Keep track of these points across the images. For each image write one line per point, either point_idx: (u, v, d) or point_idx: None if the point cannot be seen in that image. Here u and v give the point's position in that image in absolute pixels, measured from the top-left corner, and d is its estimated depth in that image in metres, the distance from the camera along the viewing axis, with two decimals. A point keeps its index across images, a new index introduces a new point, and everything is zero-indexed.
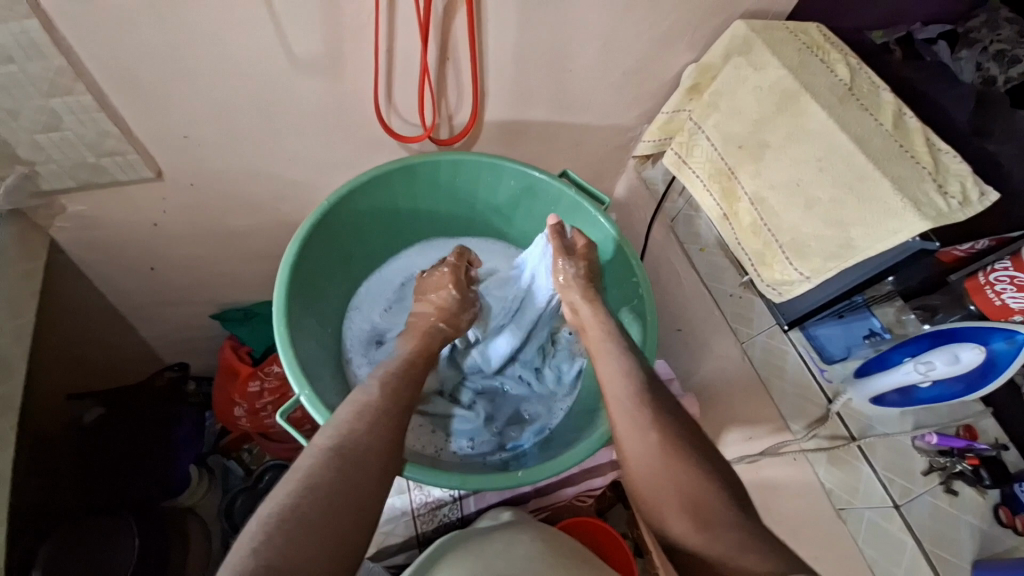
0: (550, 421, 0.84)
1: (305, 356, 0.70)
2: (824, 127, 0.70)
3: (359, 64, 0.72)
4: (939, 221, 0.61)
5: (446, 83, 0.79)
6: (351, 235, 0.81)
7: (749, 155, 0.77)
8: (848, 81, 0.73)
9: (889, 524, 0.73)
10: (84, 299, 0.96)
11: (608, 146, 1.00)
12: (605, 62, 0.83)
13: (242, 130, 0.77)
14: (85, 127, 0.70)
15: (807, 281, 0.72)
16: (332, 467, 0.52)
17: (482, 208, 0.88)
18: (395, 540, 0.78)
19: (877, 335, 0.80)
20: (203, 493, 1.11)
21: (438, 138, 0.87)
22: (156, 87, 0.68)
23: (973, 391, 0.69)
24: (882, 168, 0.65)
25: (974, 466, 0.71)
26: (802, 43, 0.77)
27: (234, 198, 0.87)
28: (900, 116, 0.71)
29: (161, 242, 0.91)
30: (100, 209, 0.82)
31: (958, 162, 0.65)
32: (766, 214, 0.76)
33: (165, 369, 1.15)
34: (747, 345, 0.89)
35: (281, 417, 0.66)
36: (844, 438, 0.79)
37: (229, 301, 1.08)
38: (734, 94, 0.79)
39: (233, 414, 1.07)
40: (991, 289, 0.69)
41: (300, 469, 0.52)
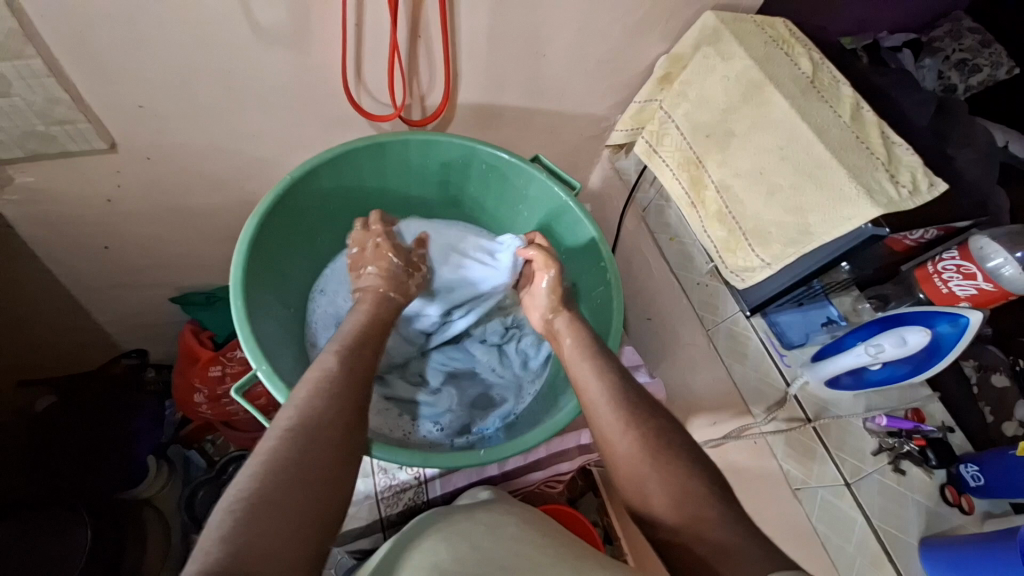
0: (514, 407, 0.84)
1: (264, 335, 0.68)
2: (786, 116, 0.72)
3: (329, 38, 0.71)
4: (890, 209, 0.64)
5: (418, 62, 0.78)
6: (317, 213, 0.79)
7: (716, 144, 0.79)
8: (810, 74, 0.75)
9: (841, 501, 0.76)
10: (34, 279, 0.91)
11: (582, 135, 1.01)
12: (579, 49, 0.84)
13: (206, 102, 0.74)
14: (34, 94, 0.66)
15: (767, 268, 0.74)
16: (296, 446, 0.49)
17: (454, 192, 0.88)
18: (358, 523, 0.78)
19: (834, 322, 0.82)
20: (161, 485, 1.09)
21: (410, 119, 0.86)
22: (112, 52, 0.65)
23: (920, 372, 0.72)
24: (839, 158, 0.68)
25: (921, 446, 0.74)
26: (769, 36, 0.79)
27: (197, 174, 0.84)
28: (858, 110, 0.73)
29: (119, 219, 0.87)
30: (51, 181, 0.78)
31: (910, 154, 0.68)
32: (730, 201, 0.78)
33: (121, 356, 1.12)
34: (711, 332, 0.91)
35: (238, 393, 0.63)
36: (801, 420, 0.81)
37: (192, 284, 1.05)
38: (703, 83, 0.81)
39: (194, 401, 1.03)
40: (938, 277, 0.73)
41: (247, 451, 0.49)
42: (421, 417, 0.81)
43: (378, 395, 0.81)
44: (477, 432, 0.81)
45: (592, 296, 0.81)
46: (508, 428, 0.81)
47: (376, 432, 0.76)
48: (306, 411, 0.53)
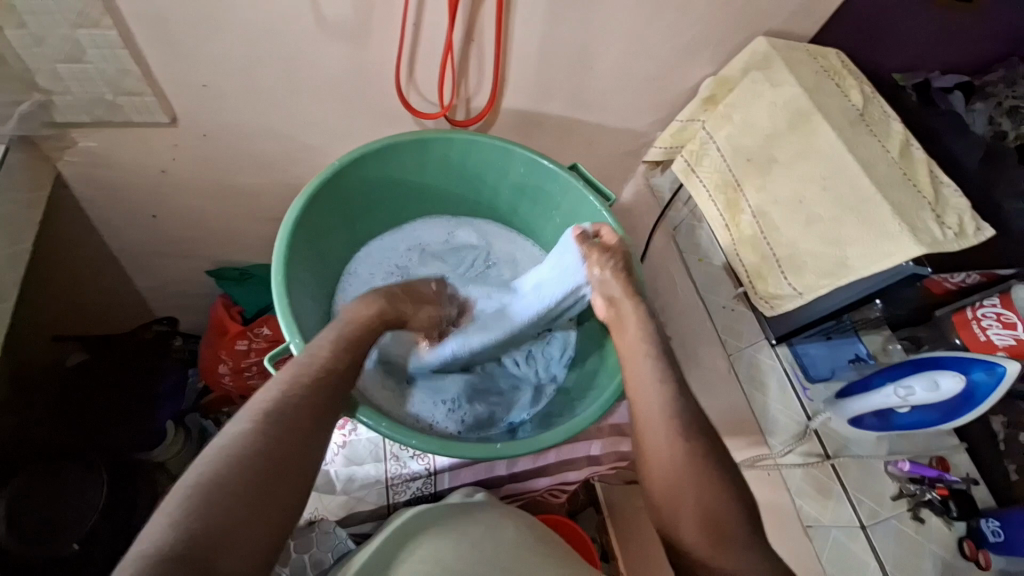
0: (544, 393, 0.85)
1: (300, 312, 0.70)
2: (832, 147, 0.71)
3: (387, 35, 0.73)
4: (934, 249, 0.62)
5: (469, 65, 0.80)
6: (358, 200, 0.81)
7: (757, 169, 0.79)
8: (860, 107, 0.75)
9: (854, 544, 0.74)
10: (83, 239, 0.96)
11: (620, 150, 1.01)
12: (627, 64, 0.85)
13: (263, 87, 0.78)
14: (107, 63, 0.70)
15: (799, 296, 0.73)
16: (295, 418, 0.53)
17: (490, 192, 0.89)
18: (366, 506, 0.79)
19: (862, 359, 0.82)
20: (178, 449, 1.10)
21: (454, 118, 0.88)
22: (183, 31, 0.69)
23: (950, 420, 0.70)
24: (884, 193, 0.67)
25: (943, 497, 0.73)
26: (820, 66, 0.78)
27: (245, 154, 0.87)
28: (907, 147, 0.72)
29: (167, 190, 0.91)
30: (111, 148, 0.82)
31: (959, 197, 0.67)
32: (766, 227, 0.77)
33: (152, 322, 1.14)
34: (734, 357, 0.89)
35: (270, 363, 0.65)
36: (819, 455, 0.79)
37: (228, 260, 1.09)
38: (748, 108, 0.81)
39: (218, 371, 1.07)
40: (977, 323, 0.71)
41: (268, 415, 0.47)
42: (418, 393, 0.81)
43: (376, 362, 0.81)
44: (508, 423, 0.82)
45: None
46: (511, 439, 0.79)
47: (363, 392, 0.75)
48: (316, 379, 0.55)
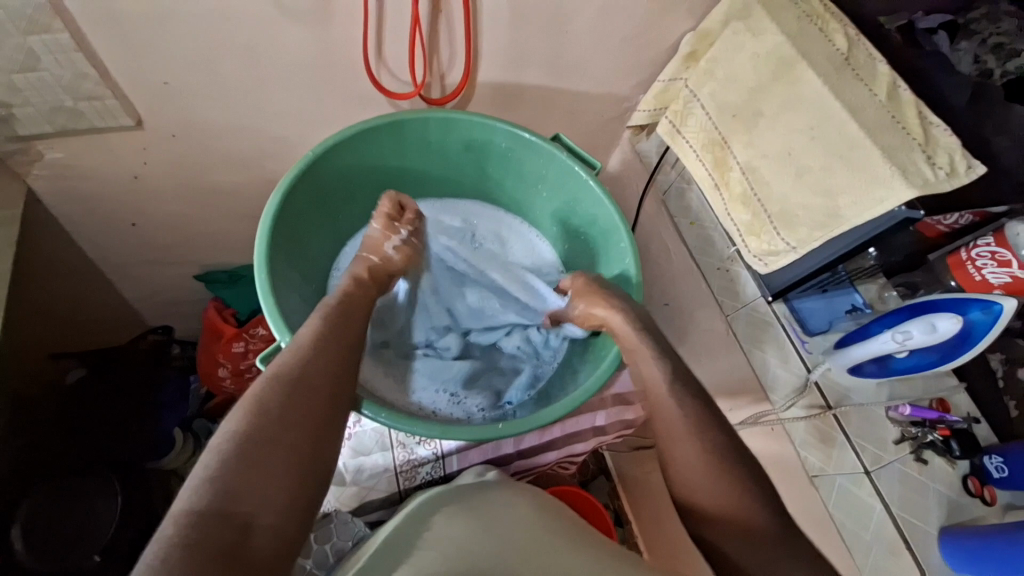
0: (541, 375, 0.85)
1: (288, 309, 0.69)
2: (818, 94, 0.69)
3: (350, 14, 0.70)
4: (925, 191, 0.61)
5: (439, 39, 0.77)
6: (337, 190, 0.79)
7: (743, 124, 0.77)
8: (845, 51, 0.73)
9: (859, 489, 0.75)
10: (64, 255, 0.94)
11: (604, 117, 0.99)
12: (602, 26, 0.82)
13: (227, 80, 0.75)
14: (62, 69, 0.67)
15: (792, 251, 0.72)
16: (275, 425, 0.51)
17: (473, 171, 0.87)
18: (377, 494, 0.80)
19: (858, 310, 0.81)
20: (187, 458, 1.08)
21: (430, 97, 0.85)
22: (137, 28, 0.66)
23: (948, 361, 0.71)
24: (873, 138, 0.65)
25: (945, 436, 0.74)
26: (802, 11, 0.75)
27: (219, 152, 0.85)
28: (894, 88, 0.70)
29: (144, 197, 0.89)
30: (80, 157, 0.79)
31: (949, 136, 0.66)
32: (756, 183, 0.76)
33: (147, 332, 1.14)
34: (731, 318, 0.89)
35: (263, 364, 0.66)
36: (821, 406, 0.79)
37: (215, 263, 1.07)
38: (730, 62, 0.79)
39: (217, 375, 1.06)
40: (972, 264, 0.70)
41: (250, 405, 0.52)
42: (421, 383, 0.82)
43: (377, 353, 0.83)
44: (506, 403, 0.82)
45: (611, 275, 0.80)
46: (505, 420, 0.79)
47: (364, 384, 0.76)
48: (290, 367, 0.56)
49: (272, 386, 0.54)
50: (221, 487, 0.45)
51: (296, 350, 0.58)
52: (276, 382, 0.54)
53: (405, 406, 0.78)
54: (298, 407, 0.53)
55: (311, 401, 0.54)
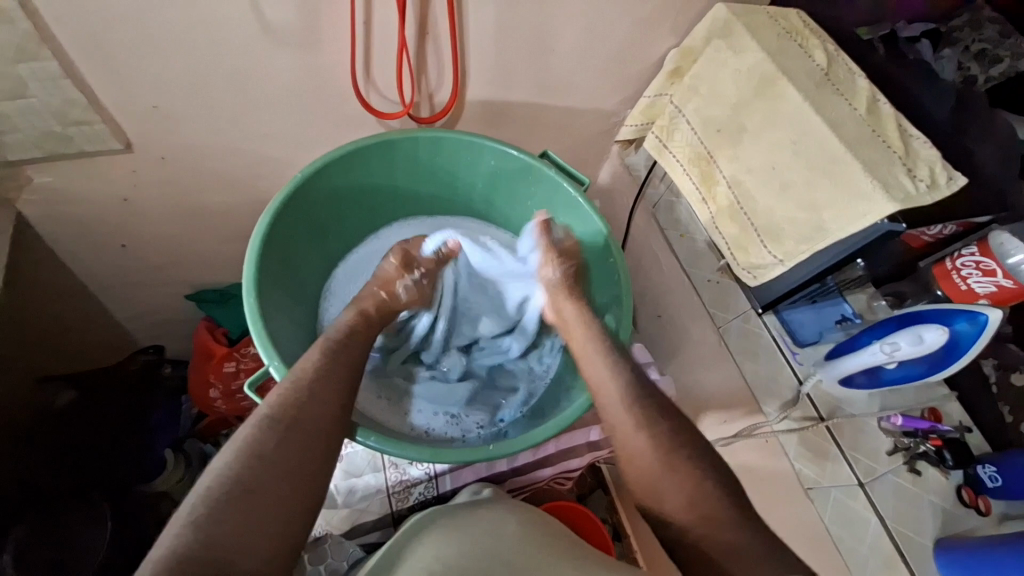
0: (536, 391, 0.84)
1: (277, 332, 0.69)
2: (799, 110, 0.70)
3: (338, 37, 0.71)
4: (907, 204, 0.62)
5: (426, 60, 0.78)
6: (326, 210, 0.80)
7: (727, 139, 0.78)
8: (825, 66, 0.74)
9: (853, 501, 0.75)
10: (53, 277, 0.93)
11: (592, 132, 1.00)
12: (588, 45, 0.83)
13: (216, 103, 0.75)
14: (51, 95, 0.68)
15: (779, 265, 0.73)
16: (264, 472, 0.51)
17: (462, 188, 0.88)
18: (369, 517, 0.79)
19: (849, 320, 0.81)
20: (179, 478, 1.04)
21: (419, 116, 0.86)
22: (126, 54, 0.66)
23: (937, 371, 0.71)
24: (854, 152, 0.66)
25: (937, 447, 0.73)
26: (782, 28, 0.77)
27: (209, 173, 0.85)
28: (874, 102, 0.71)
29: (134, 219, 0.89)
30: (69, 181, 0.79)
31: (929, 148, 0.66)
32: (742, 197, 0.76)
33: (138, 352, 1.13)
34: (723, 330, 0.90)
35: (251, 389, 0.65)
36: (814, 418, 0.80)
37: (207, 282, 1.07)
38: (714, 78, 0.80)
39: (210, 397, 1.05)
40: (957, 274, 0.70)
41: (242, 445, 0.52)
42: (417, 405, 0.81)
43: (377, 380, 0.81)
44: (501, 421, 0.82)
45: (603, 290, 0.80)
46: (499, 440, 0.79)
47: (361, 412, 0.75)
48: (286, 407, 0.56)
49: (266, 429, 0.54)
50: (205, 532, 0.46)
51: (294, 386, 0.58)
52: (271, 426, 0.54)
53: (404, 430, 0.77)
54: (288, 454, 0.53)
55: (304, 444, 0.54)
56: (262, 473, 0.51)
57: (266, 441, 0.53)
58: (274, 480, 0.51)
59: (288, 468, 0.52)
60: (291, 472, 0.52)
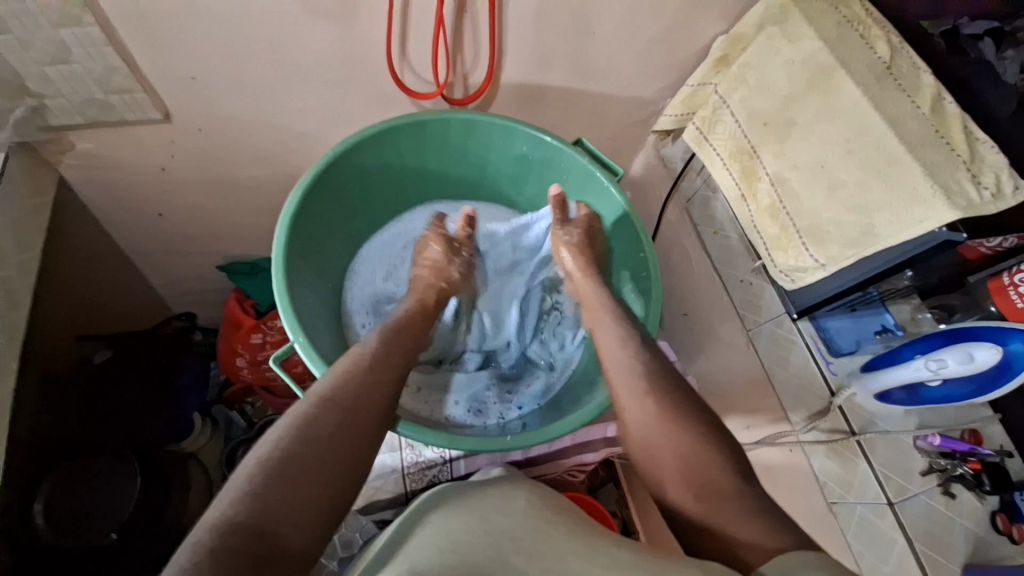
0: (554, 381, 0.84)
1: (302, 308, 0.70)
2: (856, 106, 0.66)
3: (372, 11, 0.69)
4: (969, 212, 0.58)
5: (462, 39, 0.76)
6: (357, 189, 0.80)
7: (774, 134, 0.74)
8: (888, 59, 0.69)
9: (881, 520, 0.73)
10: (92, 242, 0.97)
11: (628, 120, 0.96)
12: (631, 28, 0.79)
13: (251, 77, 0.75)
14: (93, 62, 0.69)
15: (822, 268, 0.69)
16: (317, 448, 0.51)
17: (492, 173, 0.86)
18: (384, 495, 0.80)
19: (889, 332, 0.76)
20: (204, 441, 1.12)
21: (452, 97, 0.84)
22: (165, 22, 0.66)
23: (984, 393, 0.67)
24: (914, 153, 0.62)
25: (976, 470, 0.69)
26: (843, 16, 0.72)
27: (242, 146, 0.86)
28: (939, 100, 0.66)
29: (168, 188, 0.90)
30: (109, 149, 0.81)
31: (995, 153, 0.62)
32: (785, 195, 0.73)
33: (171, 319, 1.17)
34: (752, 334, 0.88)
35: (275, 364, 0.67)
36: (844, 432, 0.77)
37: (236, 254, 1.09)
38: (764, 68, 0.75)
39: (236, 365, 1.08)
40: (1014, 289, 0.64)
41: (294, 421, 0.53)
42: (453, 397, 0.82)
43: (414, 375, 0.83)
44: (515, 406, 0.82)
45: (628, 287, 0.79)
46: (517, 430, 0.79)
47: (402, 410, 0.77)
48: (330, 393, 0.57)
49: (321, 405, 0.55)
50: (251, 504, 0.46)
51: (345, 375, 0.60)
52: (330, 408, 0.55)
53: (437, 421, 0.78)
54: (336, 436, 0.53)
55: (353, 427, 0.55)
56: (315, 449, 0.51)
57: (327, 420, 0.54)
58: (326, 460, 0.51)
59: (341, 450, 0.52)
60: (341, 453, 0.52)
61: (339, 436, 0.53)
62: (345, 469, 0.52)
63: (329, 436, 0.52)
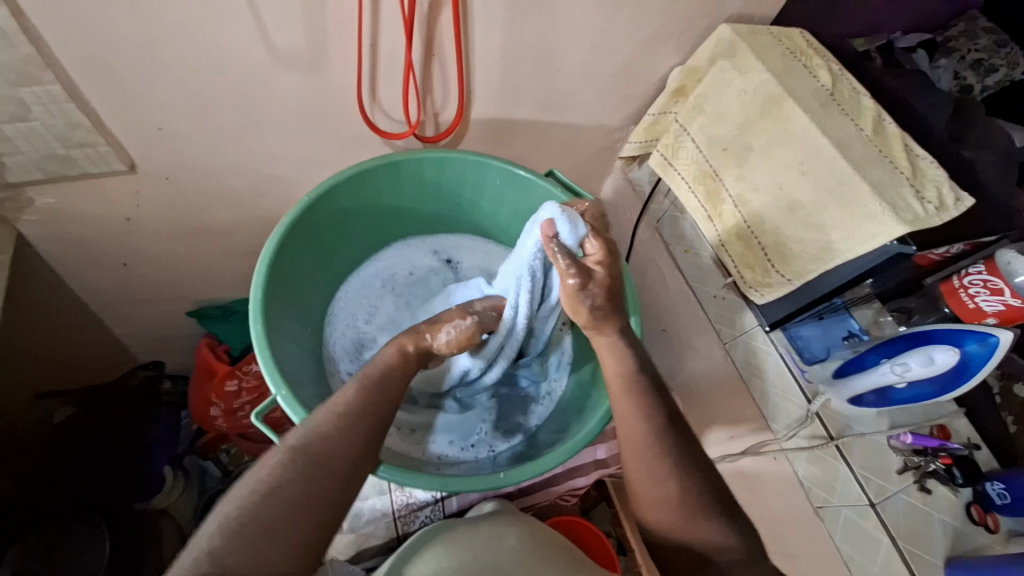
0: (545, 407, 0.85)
1: (284, 359, 0.68)
2: (806, 130, 0.71)
3: (342, 58, 0.71)
4: (916, 226, 0.63)
5: (432, 80, 0.78)
6: (333, 231, 0.79)
7: (733, 158, 0.78)
8: (830, 86, 0.74)
9: (864, 521, 0.75)
10: (53, 297, 0.93)
11: (596, 147, 1.00)
12: (593, 63, 0.84)
13: (220, 126, 0.75)
14: (54, 118, 0.67)
15: (789, 284, 0.73)
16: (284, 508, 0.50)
17: (467, 207, 0.87)
18: (375, 541, 0.78)
19: (855, 336, 0.80)
20: (178, 495, 1.06)
21: (424, 135, 0.86)
22: (131, 77, 0.66)
23: (948, 392, 0.71)
24: (862, 173, 0.66)
25: (947, 465, 0.73)
26: (786, 48, 0.78)
27: (213, 192, 0.85)
28: (879, 121, 0.72)
29: (136, 238, 0.88)
30: (70, 203, 0.79)
31: (935, 168, 0.67)
32: (748, 216, 0.77)
33: (138, 368, 1.12)
34: (729, 346, 0.89)
35: (258, 418, 0.64)
36: (823, 437, 0.79)
37: (209, 299, 1.06)
38: (719, 97, 0.80)
39: (210, 415, 1.04)
40: (965, 292, 0.70)
41: (267, 473, 0.52)
42: (440, 435, 0.81)
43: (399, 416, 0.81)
44: (508, 439, 0.82)
45: None
46: (508, 462, 0.79)
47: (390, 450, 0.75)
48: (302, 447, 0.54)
49: (294, 456, 0.53)
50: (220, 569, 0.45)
51: (316, 421, 0.57)
52: (301, 460, 0.53)
53: (425, 460, 0.77)
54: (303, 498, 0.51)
55: (325, 479, 0.53)
56: (286, 511, 0.50)
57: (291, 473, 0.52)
58: (296, 520, 0.50)
59: (315, 508, 0.52)
60: (315, 506, 0.52)
61: (311, 491, 0.52)
62: (326, 527, 0.51)
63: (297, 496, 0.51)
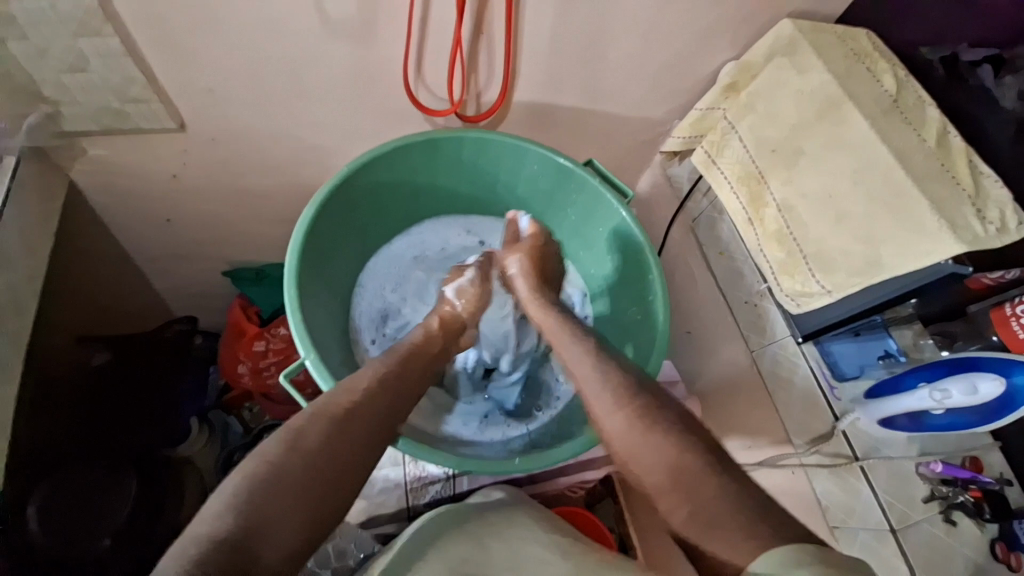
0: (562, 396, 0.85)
1: (313, 323, 0.70)
2: (865, 138, 0.68)
3: (390, 29, 0.70)
4: (974, 246, 0.60)
5: (479, 58, 0.77)
6: (369, 204, 0.80)
7: (782, 161, 0.75)
8: (894, 92, 0.71)
9: (883, 546, 0.74)
10: (98, 246, 0.97)
11: (637, 139, 0.97)
12: (643, 53, 0.81)
13: (268, 90, 0.76)
14: (111, 72, 0.69)
15: (829, 295, 0.70)
16: (314, 459, 0.53)
17: (503, 190, 0.87)
18: (386, 509, 0.80)
19: (892, 357, 0.76)
20: (202, 444, 1.08)
21: (465, 114, 0.85)
22: (184, 36, 0.67)
23: (987, 424, 0.67)
24: (921, 188, 0.63)
25: (977, 499, 0.70)
26: (851, 50, 0.74)
27: (255, 156, 0.86)
28: (944, 133, 0.68)
29: (178, 196, 0.91)
30: (120, 155, 0.82)
31: (1001, 188, 0.63)
32: (793, 222, 0.74)
33: (173, 322, 1.14)
34: (756, 354, 0.88)
35: (286, 379, 0.66)
36: (848, 457, 0.79)
37: (243, 261, 1.08)
38: (773, 96, 0.77)
39: (236, 370, 1.07)
40: (1017, 321, 0.64)
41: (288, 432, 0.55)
42: (458, 416, 0.82)
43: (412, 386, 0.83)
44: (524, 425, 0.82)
45: (633, 311, 0.80)
46: (521, 448, 0.80)
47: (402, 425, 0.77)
48: (328, 407, 0.57)
49: (326, 408, 0.57)
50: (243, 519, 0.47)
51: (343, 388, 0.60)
52: (323, 423, 0.56)
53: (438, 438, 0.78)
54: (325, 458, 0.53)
55: (345, 442, 0.55)
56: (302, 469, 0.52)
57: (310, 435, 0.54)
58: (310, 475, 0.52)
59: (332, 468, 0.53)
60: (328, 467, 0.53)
61: (334, 454, 0.54)
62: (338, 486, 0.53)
63: (316, 452, 0.53)
